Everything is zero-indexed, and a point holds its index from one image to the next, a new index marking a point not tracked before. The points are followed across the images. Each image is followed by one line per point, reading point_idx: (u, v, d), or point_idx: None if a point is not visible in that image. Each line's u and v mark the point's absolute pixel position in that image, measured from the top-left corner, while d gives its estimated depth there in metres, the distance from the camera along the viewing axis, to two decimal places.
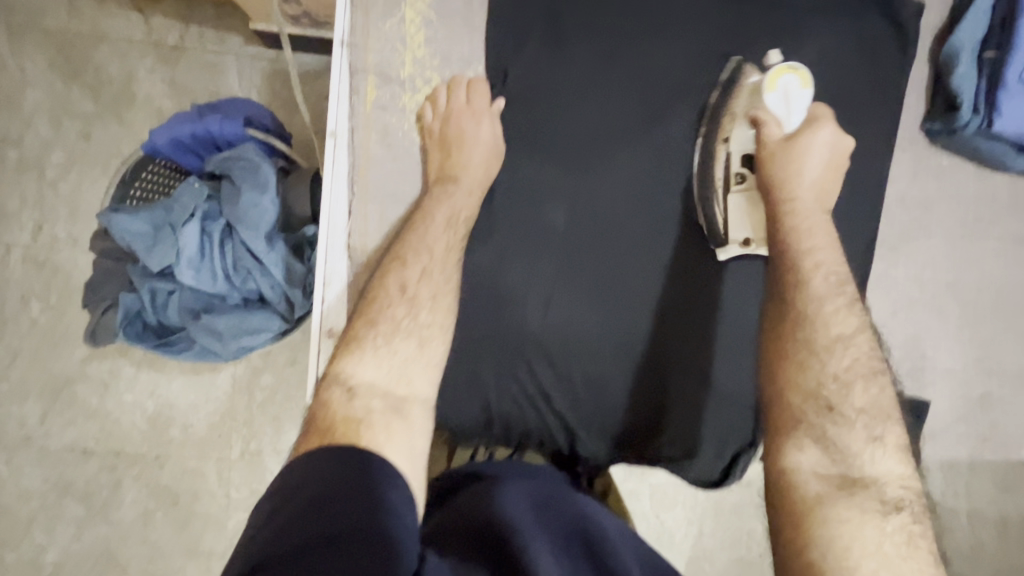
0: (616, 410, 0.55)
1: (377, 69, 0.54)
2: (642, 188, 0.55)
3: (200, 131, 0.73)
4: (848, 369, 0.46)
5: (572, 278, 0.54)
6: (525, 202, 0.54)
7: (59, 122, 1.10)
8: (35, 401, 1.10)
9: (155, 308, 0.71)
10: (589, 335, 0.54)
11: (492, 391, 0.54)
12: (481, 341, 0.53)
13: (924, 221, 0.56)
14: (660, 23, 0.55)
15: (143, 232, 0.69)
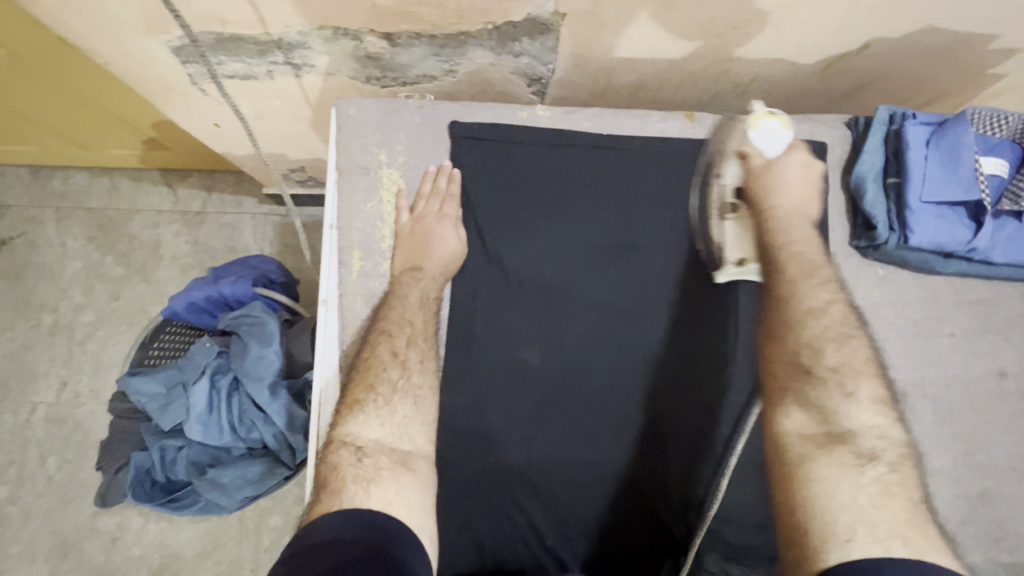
0: (608, 539, 0.55)
1: (361, 243, 0.57)
2: (609, 321, 0.59)
3: (213, 294, 0.81)
4: (825, 337, 0.51)
5: (551, 417, 0.57)
6: (501, 343, 0.57)
7: (92, 286, 1.22)
8: (42, 564, 1.09)
9: (163, 465, 0.74)
10: (574, 467, 0.56)
11: (482, 531, 0.54)
12: (467, 482, 0.54)
13: (874, 324, 0.60)
14: (608, 175, 0.61)
15: (157, 393, 0.74)
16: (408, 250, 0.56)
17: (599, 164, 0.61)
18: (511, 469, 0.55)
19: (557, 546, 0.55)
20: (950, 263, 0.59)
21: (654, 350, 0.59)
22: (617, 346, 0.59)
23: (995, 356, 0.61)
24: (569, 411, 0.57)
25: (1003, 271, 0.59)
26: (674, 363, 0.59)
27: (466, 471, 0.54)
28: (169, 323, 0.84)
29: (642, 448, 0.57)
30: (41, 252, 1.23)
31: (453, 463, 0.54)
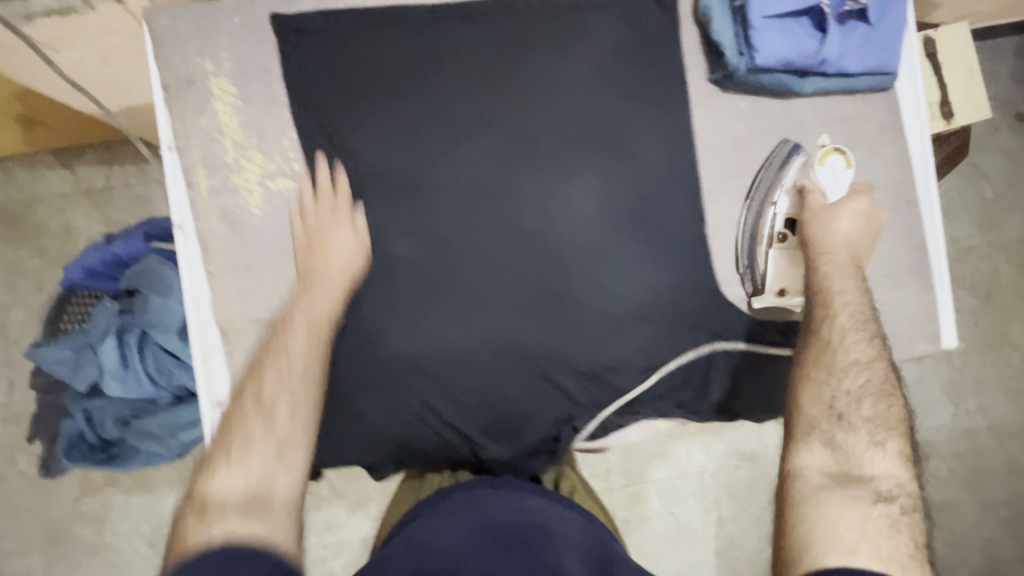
0: (505, 408, 0.57)
1: (203, 161, 0.55)
2: (475, 201, 0.57)
3: (107, 256, 0.79)
4: (860, 388, 0.49)
5: (432, 306, 0.56)
6: (366, 240, 0.56)
7: (13, 283, 1.19)
8: (38, 552, 1.19)
9: (92, 428, 0.74)
10: (460, 349, 0.56)
11: (379, 417, 0.56)
12: (355, 375, 0.56)
13: (738, 163, 0.61)
14: (449, 47, 0.58)
15: (67, 358, 0.74)
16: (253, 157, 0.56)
17: (437, 37, 0.58)
18: (399, 361, 0.56)
19: (458, 424, 0.57)
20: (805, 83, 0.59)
21: (529, 222, 0.57)
22: (490, 226, 0.57)
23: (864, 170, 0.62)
24: (450, 298, 0.56)
25: (861, 82, 0.59)
26: (552, 232, 0.57)
27: (356, 369, 0.56)
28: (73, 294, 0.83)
29: (530, 321, 0.57)
30: None
31: (342, 364, 0.56)
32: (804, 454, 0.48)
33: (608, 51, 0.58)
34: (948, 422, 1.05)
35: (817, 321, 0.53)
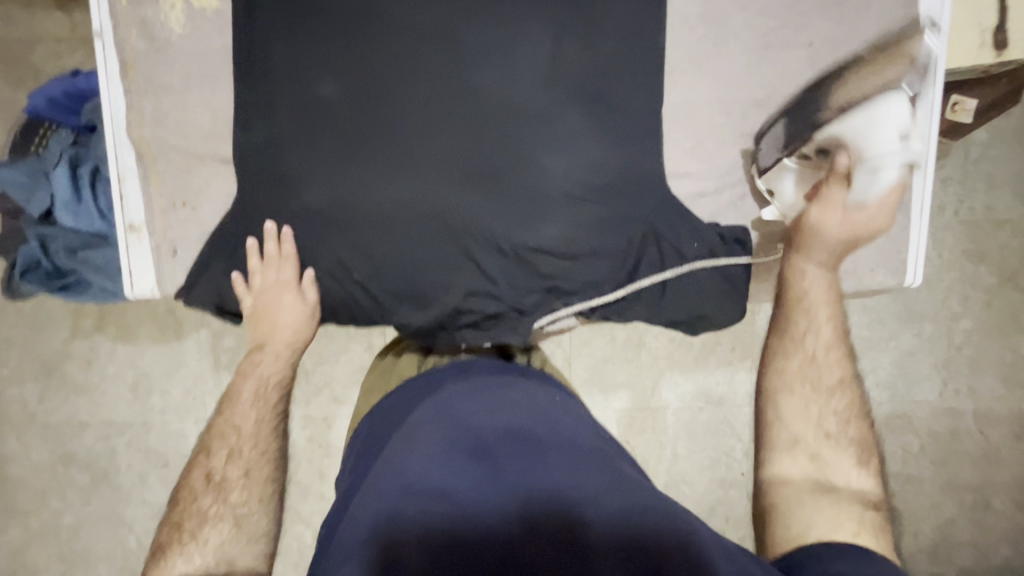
0: (413, 261, 0.66)
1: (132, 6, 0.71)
2: (399, 67, 0.65)
3: (70, 89, 0.79)
4: (840, 409, 0.78)
5: (352, 157, 0.65)
6: (298, 87, 0.65)
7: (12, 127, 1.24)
8: (33, 383, 1.33)
9: (46, 255, 0.76)
10: (374, 201, 0.65)
11: (313, 254, 0.69)
12: (284, 210, 0.67)
13: (708, 39, 0.76)
14: None
15: (20, 182, 0.74)
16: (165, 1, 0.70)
17: None
18: (330, 196, 0.65)
19: (374, 262, 0.67)
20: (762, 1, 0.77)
21: (460, 89, 0.65)
22: (410, 88, 0.65)
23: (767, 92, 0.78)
24: (387, 157, 0.65)
25: None
26: (484, 108, 0.65)
27: (295, 192, 0.66)
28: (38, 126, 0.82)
29: (455, 185, 0.65)
30: None
31: (268, 187, 0.67)
32: (790, 464, 0.76)
33: None
34: None
35: (795, 335, 0.82)
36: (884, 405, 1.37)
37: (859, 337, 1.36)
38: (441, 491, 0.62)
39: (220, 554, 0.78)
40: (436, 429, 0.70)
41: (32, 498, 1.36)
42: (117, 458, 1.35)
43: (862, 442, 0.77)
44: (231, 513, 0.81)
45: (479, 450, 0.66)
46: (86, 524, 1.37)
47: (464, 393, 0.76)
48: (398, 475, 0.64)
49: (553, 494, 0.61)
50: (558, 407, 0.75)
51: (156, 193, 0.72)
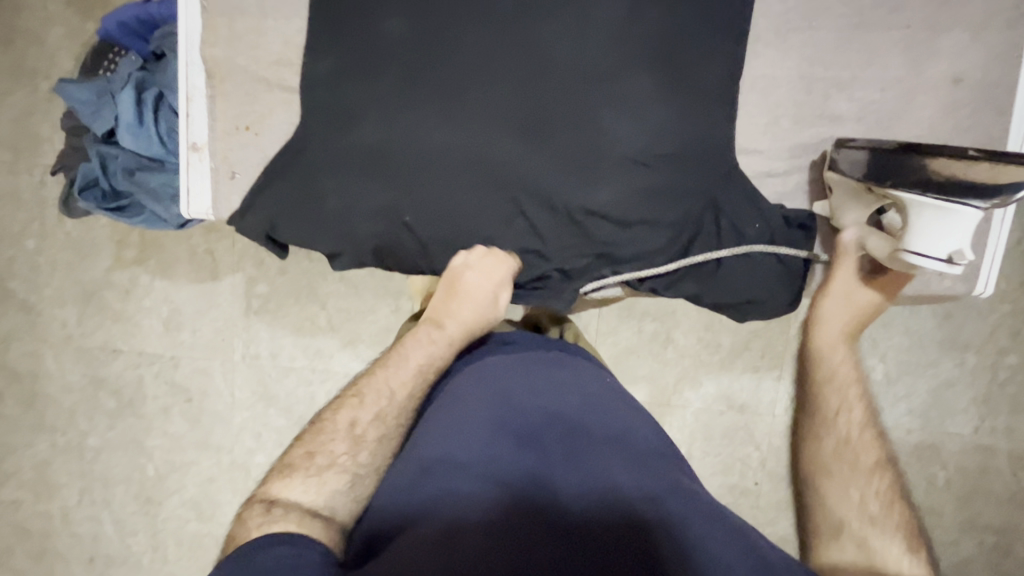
0: (467, 209, 0.69)
1: None
2: (464, 8, 0.67)
3: (143, 15, 0.79)
4: (882, 492, 0.71)
5: (411, 98, 0.67)
6: (361, 21, 0.68)
7: (78, 54, 1.28)
8: (72, 306, 1.37)
9: (105, 175, 0.78)
10: (432, 143, 0.67)
11: (362, 199, 0.68)
12: (340, 148, 0.68)
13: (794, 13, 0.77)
14: None
15: (88, 101, 0.76)
16: None
17: None
18: (386, 133, 0.67)
19: (429, 204, 0.68)
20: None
21: (526, 36, 0.66)
22: (474, 30, 0.67)
23: (851, 73, 0.78)
24: (447, 105, 0.67)
25: None
26: (546, 59, 0.66)
27: (357, 125, 0.67)
28: (110, 50, 0.84)
29: (511, 138, 0.67)
30: (27, 16, 1.27)
31: (326, 123, 0.69)
32: (836, 552, 0.68)
33: None
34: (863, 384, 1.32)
35: (828, 414, 0.78)
36: (913, 433, 1.33)
37: (896, 360, 1.31)
38: (492, 467, 0.67)
39: (324, 500, 0.71)
40: (483, 403, 0.74)
41: (60, 416, 1.41)
42: (145, 388, 1.39)
43: (906, 528, 0.68)
44: (348, 468, 0.74)
45: (527, 434, 0.70)
46: (109, 447, 1.42)
47: (509, 365, 0.79)
48: (448, 444, 0.69)
49: (598, 479, 0.66)
50: (604, 393, 0.78)
51: (223, 117, 0.74)
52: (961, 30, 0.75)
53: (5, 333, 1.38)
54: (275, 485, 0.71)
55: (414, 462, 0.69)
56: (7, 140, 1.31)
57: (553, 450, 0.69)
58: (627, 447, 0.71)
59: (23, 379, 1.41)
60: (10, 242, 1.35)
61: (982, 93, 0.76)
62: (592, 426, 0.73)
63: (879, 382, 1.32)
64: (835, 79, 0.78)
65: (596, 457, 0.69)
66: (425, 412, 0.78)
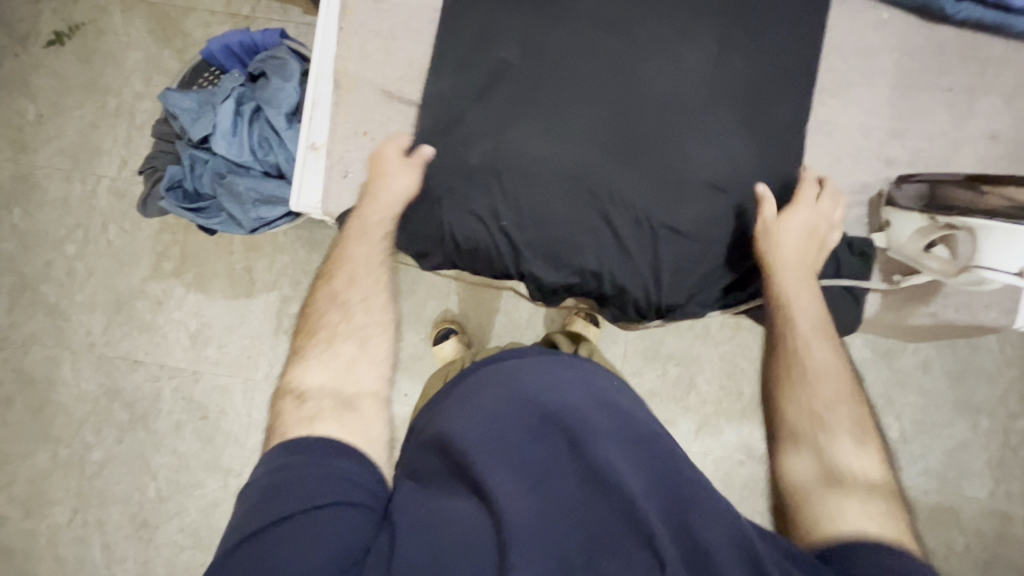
0: (564, 221, 0.75)
1: None
2: (580, 44, 0.76)
3: (246, 41, 0.88)
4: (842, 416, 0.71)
5: (526, 116, 0.74)
6: (484, 50, 0.77)
7: (151, 78, 1.37)
8: (100, 314, 1.38)
9: (192, 176, 0.84)
10: (540, 157, 0.74)
11: (472, 204, 0.76)
12: (456, 158, 0.76)
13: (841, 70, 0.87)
14: None
15: (189, 109, 0.82)
16: None
17: None
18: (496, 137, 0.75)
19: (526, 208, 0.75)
20: (949, 12, 0.84)
21: (631, 72, 0.75)
22: (586, 64, 0.75)
23: (904, 123, 0.87)
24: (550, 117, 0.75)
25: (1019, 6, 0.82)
26: (648, 93, 0.75)
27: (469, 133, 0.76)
28: (208, 67, 0.92)
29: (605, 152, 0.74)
30: (109, 39, 1.37)
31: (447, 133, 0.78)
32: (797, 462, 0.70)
33: None
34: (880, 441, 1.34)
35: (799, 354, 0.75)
36: (930, 494, 1.34)
37: (913, 418, 1.34)
38: (500, 457, 0.67)
39: (347, 372, 0.73)
40: (499, 396, 0.75)
41: (67, 426, 1.38)
42: (160, 402, 1.37)
43: (860, 420, 0.72)
44: (357, 336, 0.75)
45: (533, 425, 0.71)
46: (113, 462, 1.37)
47: (516, 368, 0.80)
48: (465, 425, 0.72)
49: (601, 468, 0.64)
50: (613, 393, 0.78)
51: (342, 122, 0.83)
52: (991, 97, 0.85)
53: (28, 336, 1.38)
54: (297, 364, 0.74)
55: (439, 445, 0.72)
56: (68, 149, 1.37)
57: (559, 441, 0.69)
58: (633, 440, 0.70)
59: (35, 384, 1.38)
60: (51, 246, 1.38)
61: (1018, 147, 0.85)
62: (599, 423, 0.70)
63: (896, 440, 1.34)
64: (888, 129, 0.87)
65: (601, 450, 0.66)
66: (440, 409, 0.79)
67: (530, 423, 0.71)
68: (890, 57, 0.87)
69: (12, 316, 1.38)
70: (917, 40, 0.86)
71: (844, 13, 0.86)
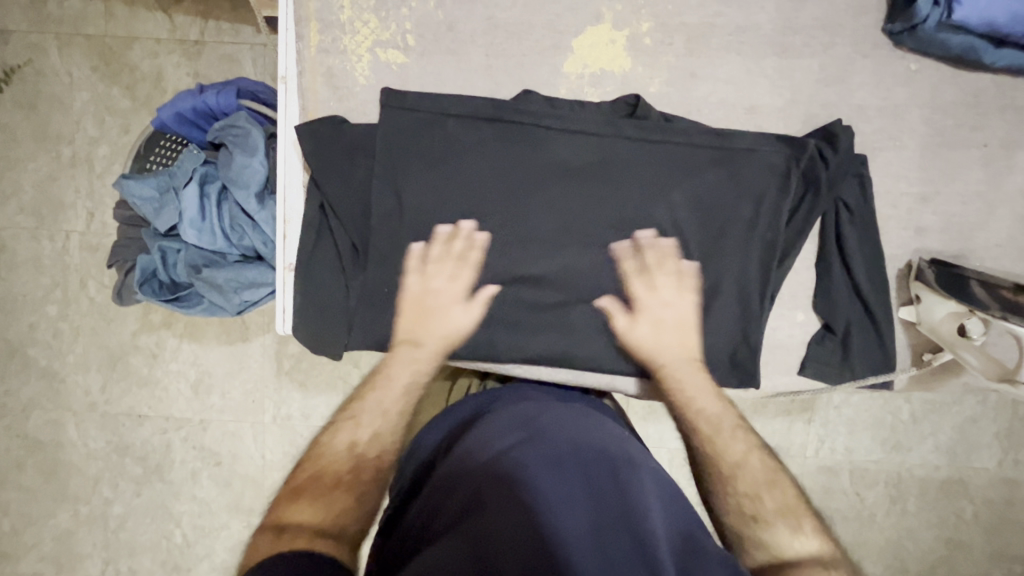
0: (676, 244, 0.74)
1: (320, 18, 0.79)
2: (718, 254, 0.74)
3: (200, 106, 0.80)
4: (805, 529, 0.64)
5: (689, 264, 0.74)
6: (420, 169, 0.73)
7: (103, 119, 1.27)
8: (96, 372, 1.34)
9: (165, 267, 0.78)
10: (642, 245, 0.74)
11: (526, 152, 0.74)
12: (403, 141, 0.73)
13: (851, 110, 0.83)
14: (615, 187, 0.74)
15: (152, 196, 0.76)
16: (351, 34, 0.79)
17: (597, 205, 0.73)
18: (523, 336, 0.74)
19: (562, 280, 0.73)
20: (988, 60, 0.79)
21: (651, 249, 0.74)
22: (691, 257, 0.74)
23: (924, 166, 0.83)
24: (527, 296, 0.74)
25: None
26: (670, 261, 0.74)
27: (471, 261, 0.73)
28: (162, 135, 0.85)
29: (594, 301, 0.74)
30: (51, 80, 1.27)
31: (363, 207, 0.73)
32: (751, 555, 0.63)
33: (671, 224, 0.74)
34: (893, 422, 1.35)
35: (723, 471, 0.68)
36: (941, 469, 1.36)
37: (923, 401, 1.35)
38: (522, 485, 0.60)
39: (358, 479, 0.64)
40: (516, 424, 0.68)
41: (83, 485, 1.36)
42: (173, 454, 1.35)
43: (791, 506, 0.66)
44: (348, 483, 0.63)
45: (555, 461, 0.63)
46: (134, 517, 1.36)
47: (539, 398, 0.75)
48: (488, 443, 0.66)
49: (623, 510, 0.58)
50: (631, 441, 0.71)
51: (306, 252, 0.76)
52: (1003, 125, 0.83)
53: (27, 401, 1.35)
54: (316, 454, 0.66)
55: (446, 492, 0.62)
56: (31, 205, 1.29)
57: (578, 481, 0.61)
58: (655, 494, 0.63)
59: (44, 448, 1.35)
60: (31, 307, 1.32)
61: None
62: (626, 461, 0.65)
63: (907, 423, 1.35)
64: (915, 190, 0.83)
65: (624, 493, 0.60)
66: (455, 441, 0.71)
67: (549, 458, 0.63)
68: (921, 114, 0.83)
69: (5, 383, 1.34)
70: (952, 93, 0.83)
71: (869, 66, 0.83)
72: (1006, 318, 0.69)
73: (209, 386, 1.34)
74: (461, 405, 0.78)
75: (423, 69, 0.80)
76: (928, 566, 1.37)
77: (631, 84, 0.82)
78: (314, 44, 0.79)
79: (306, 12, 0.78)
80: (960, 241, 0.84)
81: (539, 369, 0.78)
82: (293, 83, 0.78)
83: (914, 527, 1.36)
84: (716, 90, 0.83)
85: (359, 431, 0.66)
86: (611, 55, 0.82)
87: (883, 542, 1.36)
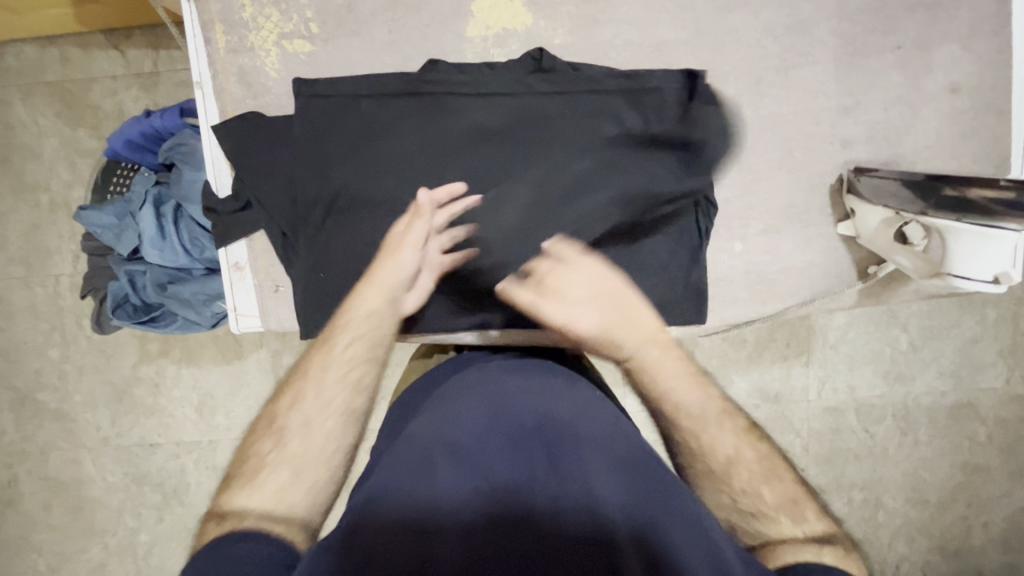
0: (603, 197, 0.75)
1: (223, 18, 0.80)
2: (646, 200, 0.76)
3: (146, 130, 0.82)
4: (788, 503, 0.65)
5: (618, 213, 0.75)
6: (342, 154, 0.73)
7: (74, 162, 1.30)
8: (104, 408, 1.38)
9: (134, 289, 0.80)
10: (572, 204, 0.75)
11: (446, 126, 0.74)
12: (321, 129, 0.74)
13: (772, 38, 0.83)
14: (537, 150, 0.75)
15: (110, 223, 0.79)
16: (257, 29, 0.80)
17: (522, 170, 0.74)
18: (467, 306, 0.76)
19: (498, 246, 0.75)
20: None
21: (581, 207, 0.75)
22: (620, 207, 0.75)
23: (850, 82, 0.83)
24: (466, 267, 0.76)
25: None
26: (600, 214, 0.75)
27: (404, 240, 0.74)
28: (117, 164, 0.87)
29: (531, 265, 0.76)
30: (19, 132, 1.30)
31: (288, 198, 0.74)
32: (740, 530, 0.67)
33: (596, 178, 0.75)
34: (891, 353, 1.34)
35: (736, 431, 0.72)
36: (948, 395, 1.34)
37: (919, 328, 1.33)
38: (474, 455, 0.61)
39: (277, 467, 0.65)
40: (474, 396, 0.69)
41: (108, 518, 1.40)
42: (188, 477, 1.38)
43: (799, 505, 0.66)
44: (288, 469, 0.65)
45: (512, 429, 0.63)
46: (160, 543, 1.40)
47: (501, 366, 0.75)
48: (441, 422, 0.66)
49: (575, 476, 0.59)
50: (597, 400, 0.71)
51: (260, 257, 0.79)
52: (925, 30, 0.82)
53: (44, 444, 1.39)
54: (228, 496, 0.64)
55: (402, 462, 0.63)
56: (19, 256, 1.33)
57: (534, 448, 0.61)
58: (615, 454, 0.63)
59: (67, 487, 1.40)
60: (34, 354, 1.36)
61: (983, 94, 0.83)
62: (586, 426, 0.65)
63: (907, 352, 1.34)
64: (840, 108, 0.83)
65: (581, 463, 0.60)
66: (417, 411, 0.72)
67: (504, 427, 0.63)
68: (840, 31, 0.83)
69: (21, 430, 1.39)
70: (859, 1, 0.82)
71: None
72: (925, 215, 0.72)
73: (213, 406, 1.37)
74: (424, 376, 0.80)
75: (331, 54, 0.81)
76: (948, 494, 1.35)
77: (535, 40, 0.82)
78: (222, 44, 0.80)
79: (208, 16, 0.79)
80: (891, 149, 0.83)
81: (490, 333, 0.80)
82: (208, 87, 0.80)
83: (929, 456, 1.35)
84: (623, 33, 0.82)
85: (299, 438, 0.67)
86: (510, 12, 0.82)
87: (900, 476, 1.35)
